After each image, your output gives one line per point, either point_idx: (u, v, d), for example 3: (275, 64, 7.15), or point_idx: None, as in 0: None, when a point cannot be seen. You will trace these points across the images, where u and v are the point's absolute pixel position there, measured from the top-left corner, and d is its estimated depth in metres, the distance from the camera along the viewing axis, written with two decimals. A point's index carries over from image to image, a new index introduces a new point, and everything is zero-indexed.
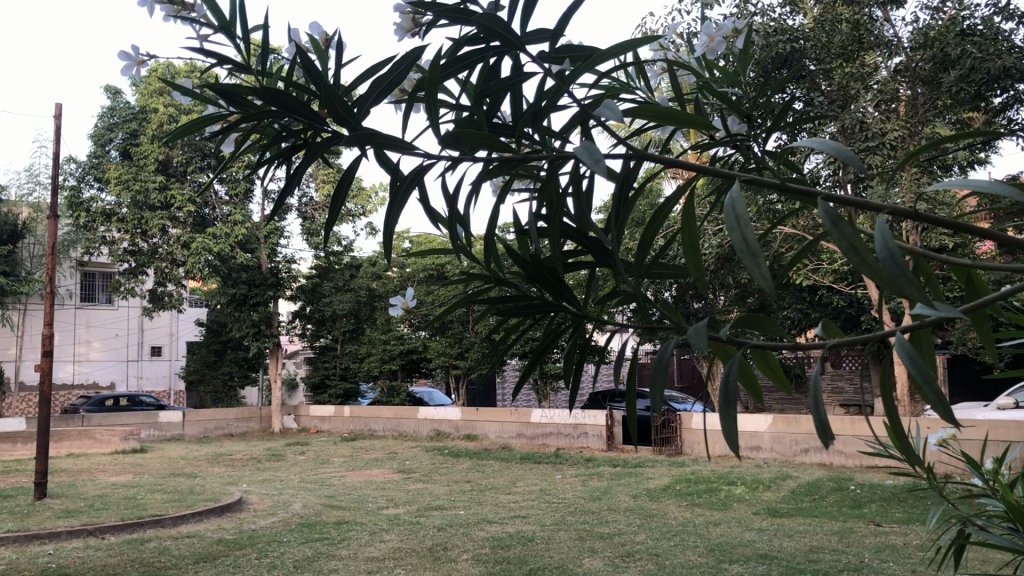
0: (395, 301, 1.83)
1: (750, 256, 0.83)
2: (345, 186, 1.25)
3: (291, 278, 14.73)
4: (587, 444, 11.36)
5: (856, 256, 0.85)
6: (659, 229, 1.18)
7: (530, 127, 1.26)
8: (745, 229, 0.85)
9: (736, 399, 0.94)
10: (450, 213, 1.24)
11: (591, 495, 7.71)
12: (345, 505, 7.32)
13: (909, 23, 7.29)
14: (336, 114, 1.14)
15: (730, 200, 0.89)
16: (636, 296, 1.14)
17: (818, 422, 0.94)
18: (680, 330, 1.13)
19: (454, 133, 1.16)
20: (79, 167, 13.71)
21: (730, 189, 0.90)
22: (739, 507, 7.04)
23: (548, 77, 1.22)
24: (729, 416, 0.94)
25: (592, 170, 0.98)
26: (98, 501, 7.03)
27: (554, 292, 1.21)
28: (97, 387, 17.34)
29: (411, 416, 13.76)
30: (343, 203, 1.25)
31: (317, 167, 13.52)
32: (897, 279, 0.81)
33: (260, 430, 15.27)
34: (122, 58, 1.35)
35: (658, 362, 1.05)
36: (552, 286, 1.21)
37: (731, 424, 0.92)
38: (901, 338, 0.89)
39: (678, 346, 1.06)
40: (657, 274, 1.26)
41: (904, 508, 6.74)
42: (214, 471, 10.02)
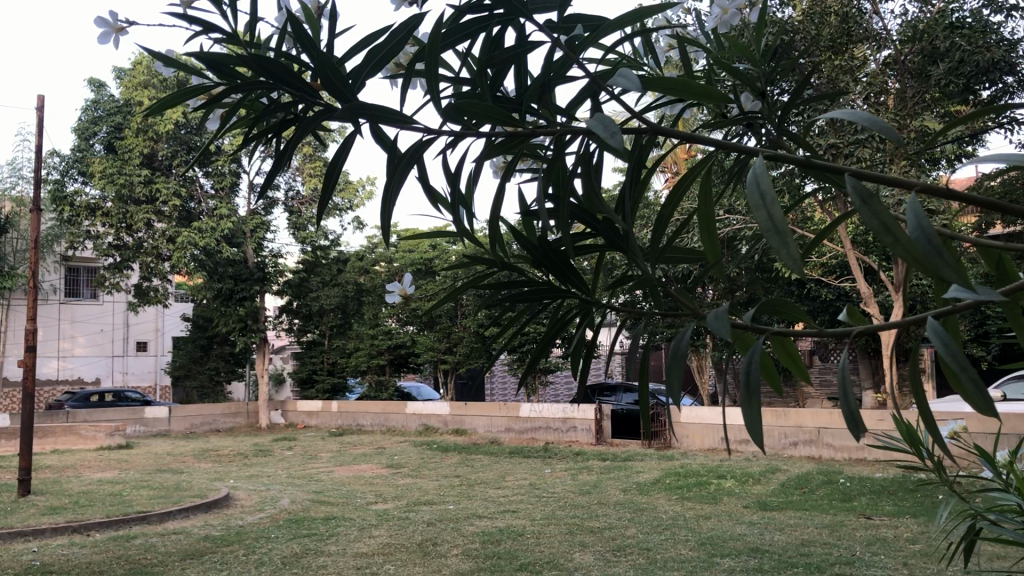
0: (392, 286, 1.79)
1: (778, 235, 0.80)
2: (338, 164, 1.20)
3: (278, 273, 14.62)
4: (576, 438, 11.35)
5: (887, 236, 0.82)
6: (673, 209, 1.14)
7: (535, 103, 1.21)
8: (773, 205, 0.81)
9: (758, 388, 0.90)
10: (452, 194, 1.20)
11: (580, 489, 7.69)
12: (333, 501, 7.27)
13: (898, 15, 7.26)
14: (330, 86, 1.10)
15: (754, 175, 0.85)
16: (650, 280, 1.09)
17: (847, 413, 0.90)
18: (694, 317, 1.09)
19: (456, 105, 1.12)
20: (63, 160, 13.55)
21: (753, 164, 0.86)
22: (729, 500, 7.03)
23: (555, 48, 1.18)
24: (751, 408, 0.90)
25: (608, 140, 0.93)
26: (83, 498, 6.96)
27: (561, 275, 1.17)
28: (82, 383, 17.21)
29: (399, 411, 13.72)
30: (335, 182, 1.21)
31: (303, 161, 13.43)
32: (934, 260, 0.78)
33: (247, 425, 15.20)
34: (100, 24, 1.30)
35: (675, 350, 1.00)
36: (559, 270, 1.16)
37: (755, 417, 0.88)
38: (934, 323, 0.86)
39: (697, 333, 1.02)
40: (669, 258, 1.22)
41: (895, 500, 6.75)
42: (200, 467, 9.95)
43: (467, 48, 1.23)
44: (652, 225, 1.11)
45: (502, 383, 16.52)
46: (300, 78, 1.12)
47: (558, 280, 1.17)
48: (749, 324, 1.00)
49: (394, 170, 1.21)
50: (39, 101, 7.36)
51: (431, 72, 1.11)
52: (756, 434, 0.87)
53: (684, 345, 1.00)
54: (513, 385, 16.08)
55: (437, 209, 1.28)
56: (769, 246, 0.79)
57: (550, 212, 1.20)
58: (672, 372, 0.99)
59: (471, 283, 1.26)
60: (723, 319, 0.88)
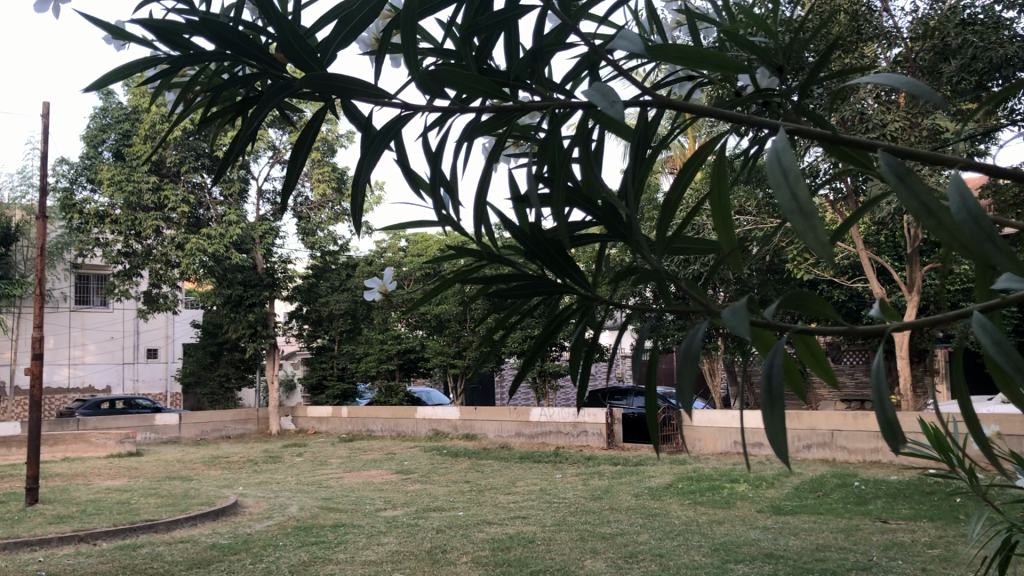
0: (372, 283, 1.73)
1: (801, 215, 0.72)
2: (306, 143, 1.14)
3: (287, 278, 14.57)
4: (587, 443, 11.26)
5: (925, 216, 0.75)
6: (680, 193, 1.05)
7: (527, 78, 1.14)
8: (798, 181, 0.73)
9: (780, 392, 0.82)
10: (433, 176, 1.13)
11: (591, 494, 7.60)
12: (342, 507, 7.21)
13: (908, 13, 7.17)
14: (297, 58, 1.04)
15: (775, 148, 0.77)
16: (654, 274, 1.01)
17: (881, 419, 0.83)
18: (703, 312, 1.01)
19: (438, 74, 1.04)
20: (72, 168, 13.54)
21: (774, 138, 0.79)
22: (743, 505, 6.93)
23: (547, 16, 1.12)
24: (771, 414, 0.82)
25: (608, 111, 0.86)
26: (90, 506, 6.92)
27: (556, 267, 1.09)
28: (93, 391, 17.24)
29: (409, 416, 13.65)
30: (303, 163, 1.15)
31: (312, 166, 13.43)
32: (980, 241, 0.72)
33: (258, 432, 15.16)
34: None
35: (687, 351, 0.92)
36: (554, 261, 1.09)
37: (776, 421, 0.81)
38: (980, 317, 0.79)
39: (709, 333, 0.93)
40: (674, 248, 1.14)
41: (912, 504, 6.64)
42: (209, 474, 9.90)
43: (452, 17, 1.17)
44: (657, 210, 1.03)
45: (513, 387, 16.44)
46: (263, 50, 1.06)
47: (551, 272, 1.10)
48: (768, 320, 0.92)
49: (374, 152, 1.14)
50: (44, 108, 7.34)
51: (409, 42, 1.05)
52: (777, 443, 0.80)
53: (695, 343, 0.92)
54: (523, 389, 16.01)
55: (422, 195, 1.21)
56: (792, 228, 0.72)
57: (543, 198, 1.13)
58: (685, 372, 0.91)
59: (459, 277, 1.18)
60: (740, 312, 0.81)
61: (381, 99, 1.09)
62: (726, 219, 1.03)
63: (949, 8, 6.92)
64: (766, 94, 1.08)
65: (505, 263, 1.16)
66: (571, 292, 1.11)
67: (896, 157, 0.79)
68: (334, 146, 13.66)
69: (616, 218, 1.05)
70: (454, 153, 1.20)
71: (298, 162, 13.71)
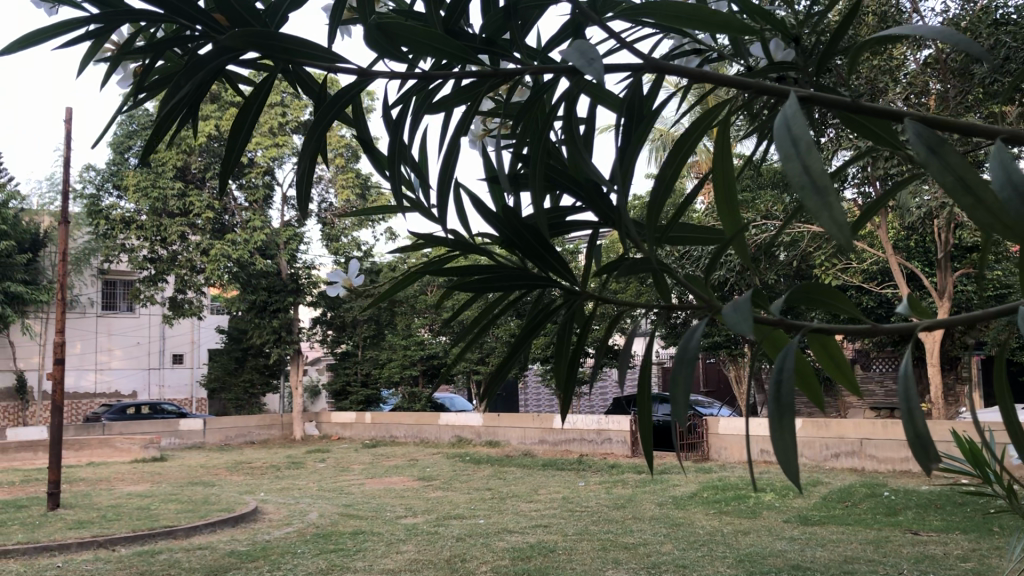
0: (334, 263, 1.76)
1: (815, 188, 0.64)
2: (251, 111, 1.13)
3: (311, 284, 14.56)
4: (611, 450, 11.15)
5: (960, 197, 0.68)
6: (675, 173, 0.99)
7: (507, 45, 1.11)
8: (813, 151, 0.65)
9: (793, 400, 0.74)
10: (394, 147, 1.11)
11: (614, 503, 7.50)
12: (362, 515, 7.15)
13: (938, 15, 7.03)
14: (239, 17, 1.06)
15: (785, 115, 0.70)
16: (648, 264, 0.93)
17: (910, 435, 0.74)
18: (707, 309, 0.94)
19: (400, 33, 1.01)
20: (99, 175, 13.62)
21: (785, 105, 0.71)
22: (769, 515, 6.80)
23: None
24: (781, 429, 0.74)
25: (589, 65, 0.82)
26: (110, 511, 6.91)
27: (535, 257, 1.02)
28: (119, 396, 17.33)
29: (431, 423, 13.60)
30: (246, 132, 1.13)
31: (336, 172, 13.43)
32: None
33: (282, 438, 15.16)
34: None
35: (683, 355, 0.84)
36: (534, 250, 1.01)
37: (786, 441, 0.72)
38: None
39: (707, 335, 0.85)
40: (673, 240, 1.08)
41: (943, 515, 6.48)
42: (232, 480, 9.90)
43: None
44: (650, 195, 0.96)
45: (537, 394, 16.38)
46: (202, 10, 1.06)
47: (531, 263, 1.03)
48: (776, 317, 0.84)
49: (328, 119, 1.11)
50: (67, 113, 7.39)
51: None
52: (787, 459, 0.71)
53: (693, 345, 0.84)
54: (547, 395, 15.94)
55: (392, 175, 1.17)
56: (804, 201, 0.64)
57: (522, 182, 1.07)
58: (687, 379, 0.82)
59: (433, 269, 1.11)
60: (741, 307, 0.73)
61: (334, 64, 1.10)
62: (733, 203, 0.97)
63: (981, 9, 6.78)
64: (782, 67, 1.04)
65: (484, 252, 1.08)
66: (553, 286, 1.04)
67: (928, 127, 0.72)
68: (358, 152, 13.67)
69: (608, 202, 0.98)
70: (419, 125, 1.19)
71: (323, 167, 13.73)
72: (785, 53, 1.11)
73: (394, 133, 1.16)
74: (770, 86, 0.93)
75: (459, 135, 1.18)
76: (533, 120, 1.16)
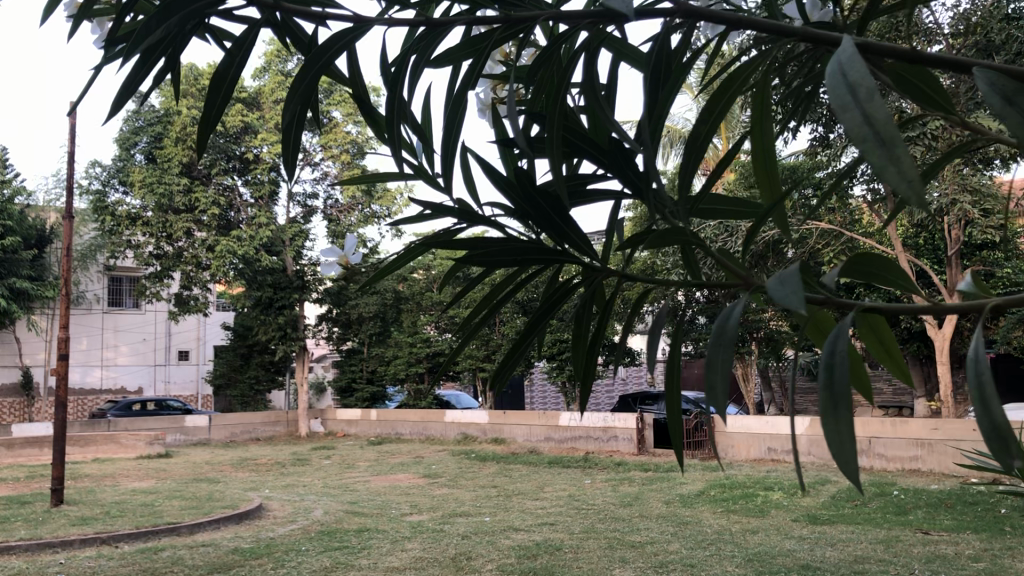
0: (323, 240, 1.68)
1: (880, 140, 0.59)
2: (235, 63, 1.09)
3: (317, 281, 14.52)
4: (617, 448, 11.11)
5: None
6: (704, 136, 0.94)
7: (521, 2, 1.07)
8: (879, 95, 0.59)
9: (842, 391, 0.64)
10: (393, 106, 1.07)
11: (621, 501, 7.44)
12: (367, 512, 7.11)
13: (950, 9, 6.95)
14: None
15: (841, 61, 0.64)
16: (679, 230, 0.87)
17: (988, 431, 0.65)
18: (744, 285, 0.88)
19: None
20: (105, 170, 13.57)
21: (842, 47, 0.65)
22: (778, 514, 6.74)
23: None
24: (837, 424, 0.67)
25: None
26: (114, 508, 6.87)
27: (551, 227, 0.96)
28: (125, 392, 17.33)
29: (437, 420, 13.55)
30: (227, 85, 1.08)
31: (341, 169, 13.40)
32: None
33: (287, 435, 15.13)
34: None
35: (724, 334, 0.79)
36: (548, 220, 0.95)
37: (845, 440, 0.66)
38: None
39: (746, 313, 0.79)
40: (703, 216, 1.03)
41: (953, 515, 6.42)
42: (236, 477, 9.87)
43: None
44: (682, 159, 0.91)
45: (543, 391, 16.33)
46: None
47: (544, 233, 0.96)
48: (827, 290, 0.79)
49: (323, 69, 1.08)
50: (71, 107, 7.36)
51: None
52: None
53: (733, 325, 0.79)
54: (553, 392, 15.90)
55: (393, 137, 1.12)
56: (869, 156, 0.58)
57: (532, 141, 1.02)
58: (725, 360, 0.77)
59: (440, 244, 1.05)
60: (788, 283, 0.68)
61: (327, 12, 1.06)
62: (770, 169, 0.95)
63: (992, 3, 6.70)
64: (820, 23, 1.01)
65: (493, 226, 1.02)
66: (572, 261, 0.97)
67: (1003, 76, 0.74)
68: (363, 149, 13.62)
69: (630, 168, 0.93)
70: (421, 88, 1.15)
71: (329, 164, 13.67)
72: (821, 13, 1.09)
73: (394, 94, 1.12)
74: (815, 36, 0.90)
75: (463, 96, 1.14)
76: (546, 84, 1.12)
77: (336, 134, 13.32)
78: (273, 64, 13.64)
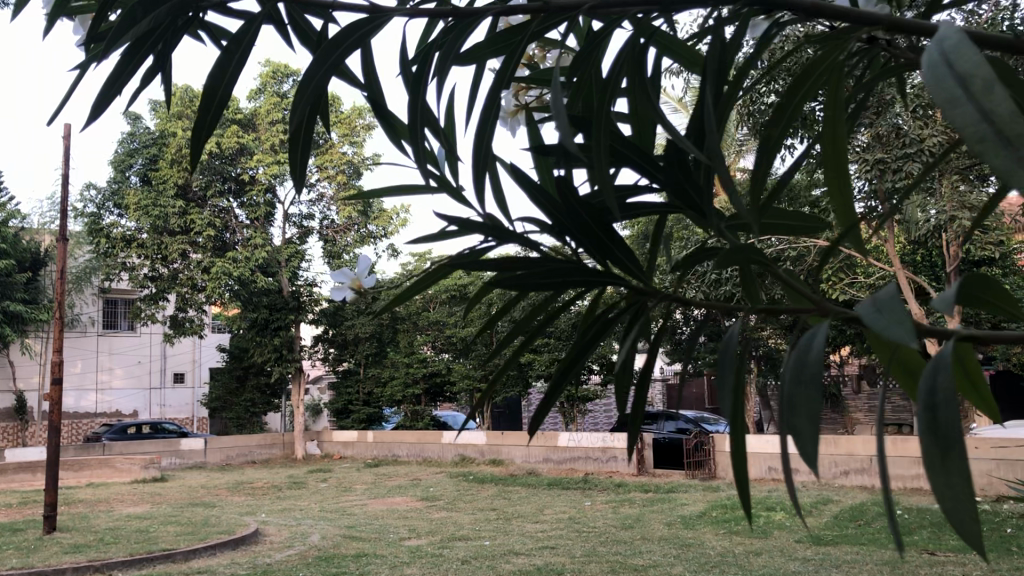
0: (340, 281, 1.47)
1: (1005, 140, 0.47)
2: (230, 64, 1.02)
3: (313, 302, 14.48)
4: (617, 469, 11.03)
5: None
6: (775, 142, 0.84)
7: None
8: (997, 87, 0.48)
9: (958, 425, 0.50)
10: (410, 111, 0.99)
11: (623, 523, 7.36)
12: (365, 536, 7.02)
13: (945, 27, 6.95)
14: None
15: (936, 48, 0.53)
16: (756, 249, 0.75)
17: None
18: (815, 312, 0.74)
19: None
20: (100, 194, 13.50)
21: (940, 32, 0.54)
22: (781, 535, 6.66)
23: None
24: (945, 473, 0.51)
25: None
26: (108, 535, 6.78)
27: (597, 245, 0.84)
28: (120, 415, 17.21)
29: (434, 441, 13.46)
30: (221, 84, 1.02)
31: (337, 189, 13.38)
32: None
33: (283, 457, 15.01)
34: None
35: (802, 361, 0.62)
36: (595, 237, 0.83)
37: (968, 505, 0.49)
38: None
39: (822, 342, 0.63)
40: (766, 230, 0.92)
41: (958, 534, 6.36)
42: (232, 501, 9.76)
43: None
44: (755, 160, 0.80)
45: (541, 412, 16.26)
46: None
47: (589, 253, 0.84)
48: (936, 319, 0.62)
49: (334, 66, 1.01)
50: (66, 129, 7.33)
51: None
52: (962, 519, 0.48)
53: (816, 350, 0.57)
54: (551, 413, 15.84)
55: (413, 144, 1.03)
56: (989, 158, 0.47)
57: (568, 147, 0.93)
58: (817, 402, 0.54)
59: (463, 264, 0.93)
60: (887, 312, 0.51)
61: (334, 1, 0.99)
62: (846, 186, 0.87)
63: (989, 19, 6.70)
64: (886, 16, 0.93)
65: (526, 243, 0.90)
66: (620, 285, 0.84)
67: None
68: (359, 170, 13.62)
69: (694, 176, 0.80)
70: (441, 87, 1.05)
71: (324, 184, 13.64)
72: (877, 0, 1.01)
73: (416, 95, 1.04)
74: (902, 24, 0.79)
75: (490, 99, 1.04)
76: (584, 88, 1.03)
77: (331, 155, 13.32)
78: (269, 86, 13.64)
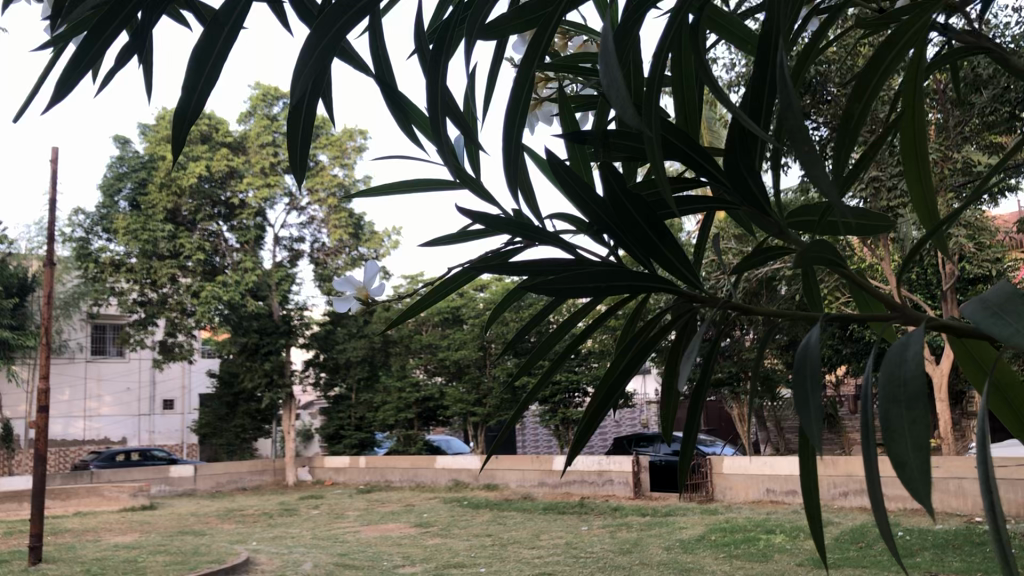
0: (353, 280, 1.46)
1: None
2: None
3: (304, 326, 14.37)
4: (613, 492, 10.92)
5: None
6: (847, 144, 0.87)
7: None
8: None
9: None
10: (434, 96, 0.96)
11: (620, 548, 7.25)
12: (358, 564, 6.89)
13: None
14: None
15: None
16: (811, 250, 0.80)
17: None
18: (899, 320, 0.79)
19: None
20: (88, 218, 13.36)
21: None
22: (782, 558, 6.55)
23: None
24: None
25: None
26: (95, 565, 6.63)
27: (645, 246, 0.86)
28: (108, 443, 17.01)
29: (427, 466, 13.30)
30: None
31: (327, 212, 13.30)
32: None
33: (275, 484, 14.82)
34: None
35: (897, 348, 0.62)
36: (644, 239, 0.85)
37: None
38: None
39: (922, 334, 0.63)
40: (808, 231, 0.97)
41: (962, 556, 6.26)
42: (222, 529, 9.61)
43: None
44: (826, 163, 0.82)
45: (535, 435, 16.14)
46: None
47: (639, 255, 0.86)
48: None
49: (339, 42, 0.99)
50: (53, 153, 7.25)
51: None
52: None
53: (914, 368, 0.59)
54: (545, 436, 15.74)
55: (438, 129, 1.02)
56: None
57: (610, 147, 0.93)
58: (924, 426, 0.55)
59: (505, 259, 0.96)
60: None
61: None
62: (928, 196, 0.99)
63: None
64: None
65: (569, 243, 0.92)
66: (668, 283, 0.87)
67: None
68: (350, 192, 13.57)
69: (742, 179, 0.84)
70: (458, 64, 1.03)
71: (315, 207, 13.58)
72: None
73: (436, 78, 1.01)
74: None
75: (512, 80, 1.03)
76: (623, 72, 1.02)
77: (322, 177, 13.28)
78: (259, 108, 13.60)
